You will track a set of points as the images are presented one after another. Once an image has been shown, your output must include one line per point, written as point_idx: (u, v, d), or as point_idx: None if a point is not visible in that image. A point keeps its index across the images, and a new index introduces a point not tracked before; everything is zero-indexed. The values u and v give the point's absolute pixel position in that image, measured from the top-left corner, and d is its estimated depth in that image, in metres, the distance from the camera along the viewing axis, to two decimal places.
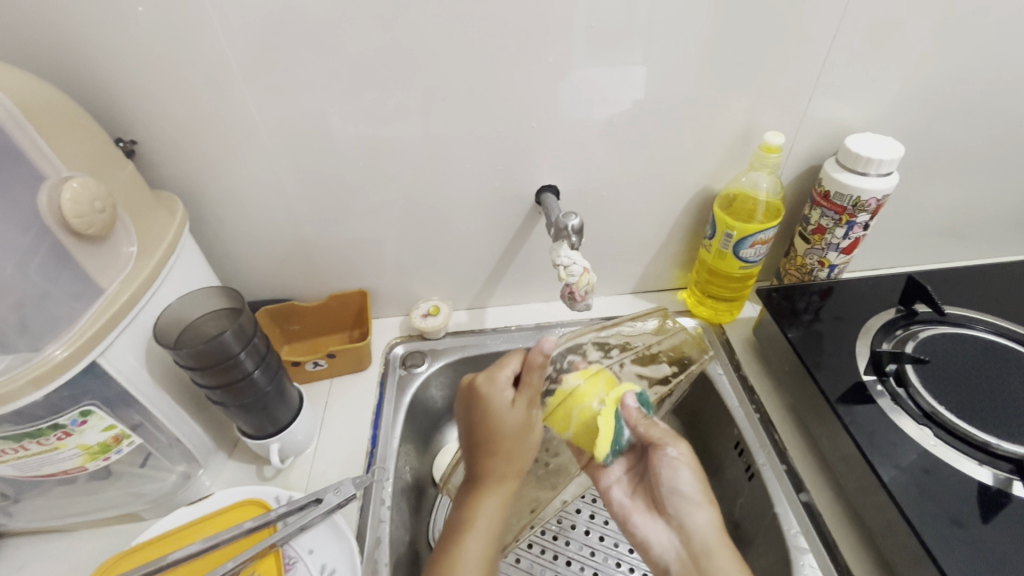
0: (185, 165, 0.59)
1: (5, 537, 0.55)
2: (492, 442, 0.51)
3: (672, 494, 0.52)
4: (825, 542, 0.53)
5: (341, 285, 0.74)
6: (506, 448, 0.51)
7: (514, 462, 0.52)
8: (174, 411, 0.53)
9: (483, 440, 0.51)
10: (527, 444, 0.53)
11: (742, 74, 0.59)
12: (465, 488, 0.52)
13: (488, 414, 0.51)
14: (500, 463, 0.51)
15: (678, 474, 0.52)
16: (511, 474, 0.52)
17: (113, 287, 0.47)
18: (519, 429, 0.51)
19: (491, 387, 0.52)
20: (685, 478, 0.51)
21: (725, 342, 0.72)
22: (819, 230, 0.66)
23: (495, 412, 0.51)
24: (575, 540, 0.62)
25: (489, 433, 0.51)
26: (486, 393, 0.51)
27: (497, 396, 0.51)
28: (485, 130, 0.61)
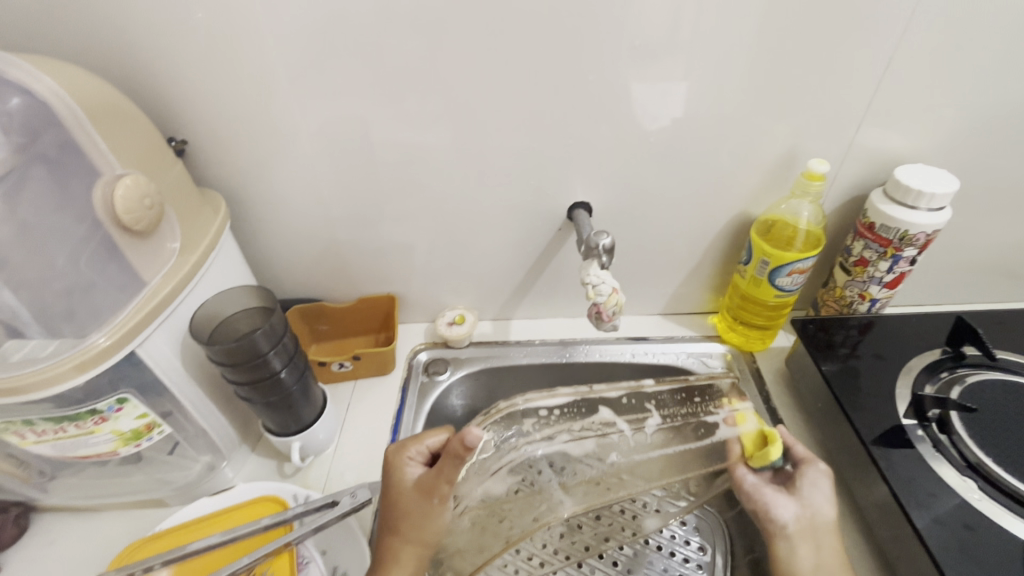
0: (229, 164, 0.61)
1: (40, 511, 0.58)
2: (398, 518, 0.48)
3: (820, 496, 0.49)
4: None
5: (370, 289, 0.75)
6: (410, 529, 0.48)
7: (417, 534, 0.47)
8: (202, 402, 0.54)
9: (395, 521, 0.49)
10: (434, 524, 0.48)
11: (784, 98, 0.58)
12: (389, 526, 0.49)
13: (391, 482, 0.50)
14: (409, 544, 0.48)
15: (820, 491, 0.49)
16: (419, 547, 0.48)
17: (155, 280, 0.48)
18: (417, 494, 0.48)
19: (399, 453, 0.51)
20: (825, 487, 0.49)
21: (755, 371, 0.70)
22: (861, 262, 0.63)
23: (402, 484, 0.50)
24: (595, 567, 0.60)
25: (392, 502, 0.49)
26: (391, 462, 0.51)
27: (408, 470, 0.51)
28: (521, 143, 0.61)
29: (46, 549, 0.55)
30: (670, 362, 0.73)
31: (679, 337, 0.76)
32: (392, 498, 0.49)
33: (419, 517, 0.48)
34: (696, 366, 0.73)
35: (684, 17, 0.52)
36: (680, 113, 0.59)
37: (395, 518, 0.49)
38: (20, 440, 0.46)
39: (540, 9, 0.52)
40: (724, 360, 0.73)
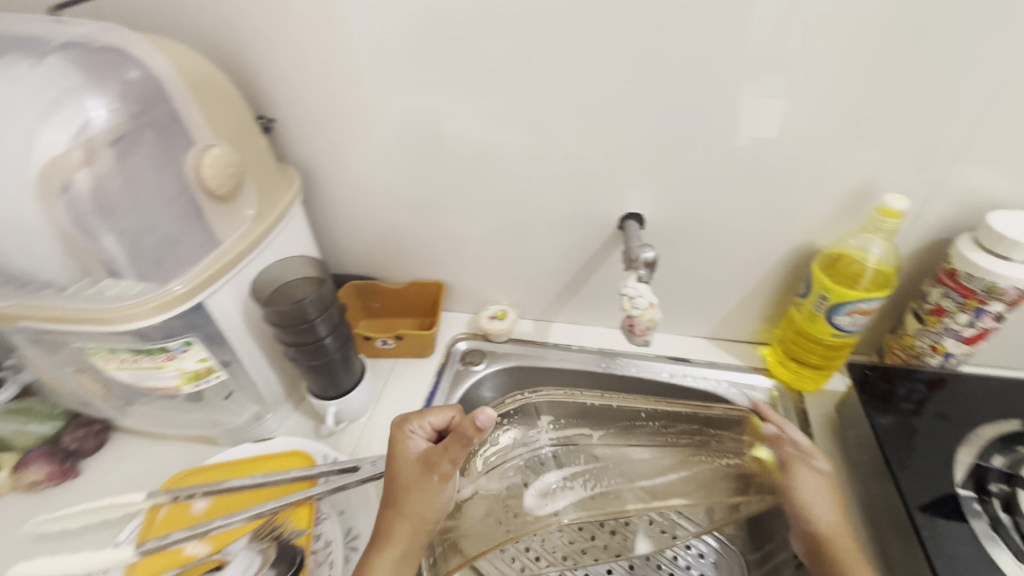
0: (308, 145, 0.66)
1: (116, 430, 0.67)
2: (394, 497, 0.49)
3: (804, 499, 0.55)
4: None
5: (421, 274, 0.79)
6: (407, 510, 0.49)
7: (419, 520, 0.49)
8: (257, 356, 0.60)
9: (397, 503, 0.49)
10: (434, 501, 0.49)
11: (868, 125, 0.54)
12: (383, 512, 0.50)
13: (393, 455, 0.51)
14: (407, 526, 0.49)
15: (809, 481, 0.56)
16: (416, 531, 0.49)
17: (230, 242, 0.53)
18: (417, 481, 0.49)
19: (404, 429, 0.52)
20: (812, 485, 0.56)
21: (800, 413, 0.66)
22: (936, 311, 0.58)
23: (405, 456, 0.50)
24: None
25: (392, 479, 0.50)
26: (397, 436, 0.52)
27: (411, 446, 0.51)
28: (580, 149, 0.61)
29: (116, 463, 0.64)
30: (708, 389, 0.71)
31: (724, 364, 0.74)
32: (390, 472, 0.51)
33: (419, 506, 0.49)
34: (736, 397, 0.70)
35: (762, 32, 0.50)
36: (748, 133, 0.57)
37: (393, 493, 0.50)
38: (105, 365, 0.52)
39: (612, 17, 0.52)
40: (769, 395, 0.70)
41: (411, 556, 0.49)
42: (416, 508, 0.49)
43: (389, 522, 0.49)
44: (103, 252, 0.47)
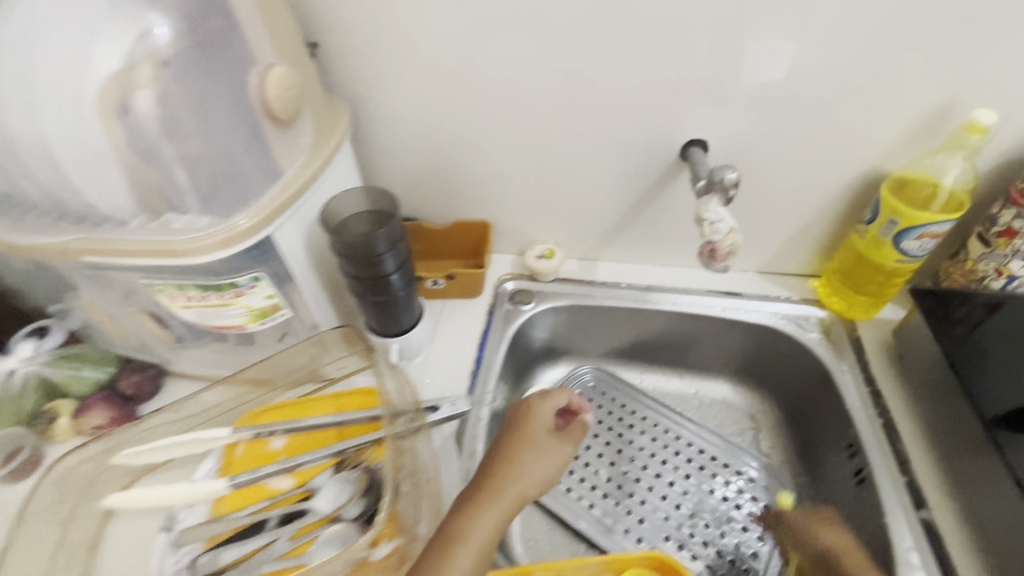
0: (352, 76, 0.63)
1: (168, 376, 0.65)
2: (512, 453, 0.49)
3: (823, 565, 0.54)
4: (930, 537, 0.52)
5: (465, 213, 0.77)
6: (531, 449, 0.50)
7: (515, 453, 0.49)
8: (318, 295, 0.58)
9: (510, 455, 0.49)
10: (528, 451, 0.49)
11: (947, 44, 0.52)
12: (480, 483, 0.47)
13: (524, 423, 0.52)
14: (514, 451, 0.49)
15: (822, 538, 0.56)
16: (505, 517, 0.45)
17: (291, 171, 0.51)
18: (538, 479, 0.49)
19: (540, 411, 0.53)
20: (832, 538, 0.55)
21: (854, 339, 0.68)
22: (1006, 233, 0.56)
23: (530, 416, 0.53)
24: (651, 502, 0.68)
25: (504, 450, 0.49)
26: (534, 413, 0.53)
27: (542, 413, 0.53)
28: (643, 75, 0.59)
29: None
30: (760, 320, 0.71)
31: (774, 296, 0.73)
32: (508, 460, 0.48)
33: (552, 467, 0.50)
34: (789, 328, 0.70)
35: None
36: (821, 53, 0.54)
37: (512, 444, 0.50)
38: (171, 302, 0.50)
39: None
40: (822, 325, 0.70)
41: (519, 456, 0.49)
42: (541, 469, 0.49)
43: (496, 479, 0.46)
44: (167, 181, 0.44)
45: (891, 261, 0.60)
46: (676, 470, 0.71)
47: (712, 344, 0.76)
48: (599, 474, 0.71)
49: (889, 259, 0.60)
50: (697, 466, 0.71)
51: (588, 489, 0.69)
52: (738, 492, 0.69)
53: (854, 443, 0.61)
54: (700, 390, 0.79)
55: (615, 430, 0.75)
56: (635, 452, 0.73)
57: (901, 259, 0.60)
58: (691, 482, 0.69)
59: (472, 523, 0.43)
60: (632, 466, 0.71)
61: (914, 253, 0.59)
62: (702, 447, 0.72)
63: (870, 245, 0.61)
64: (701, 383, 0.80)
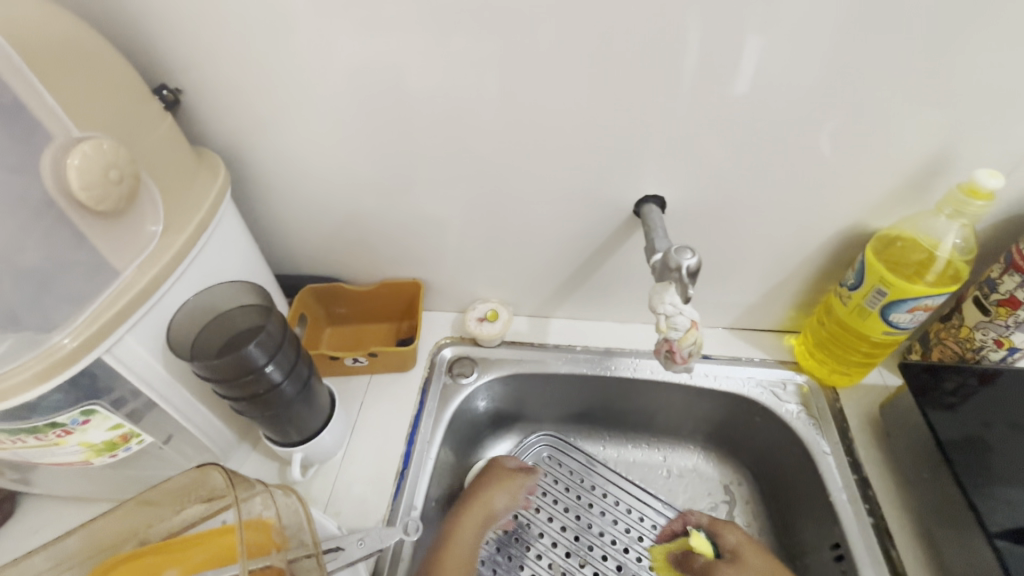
0: (235, 124, 0.52)
1: (24, 497, 0.54)
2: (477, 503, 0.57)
3: None
4: None
5: (393, 270, 0.66)
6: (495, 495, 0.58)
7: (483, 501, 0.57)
8: (190, 406, 0.47)
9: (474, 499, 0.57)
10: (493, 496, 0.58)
11: (936, 87, 0.44)
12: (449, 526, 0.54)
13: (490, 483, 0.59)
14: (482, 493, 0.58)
15: None
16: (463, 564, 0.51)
17: (129, 270, 0.40)
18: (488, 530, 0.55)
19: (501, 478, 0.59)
20: None
21: (837, 412, 0.59)
22: (1008, 303, 0.48)
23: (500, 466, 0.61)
24: None
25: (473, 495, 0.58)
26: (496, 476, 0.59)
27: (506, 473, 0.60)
28: (583, 120, 0.49)
29: (30, 539, 0.51)
30: (732, 389, 0.63)
31: (746, 358, 0.65)
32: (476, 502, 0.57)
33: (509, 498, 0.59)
34: (764, 397, 0.62)
35: None
36: (789, 99, 0.46)
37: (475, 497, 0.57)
38: None
39: None
40: (800, 393, 0.62)
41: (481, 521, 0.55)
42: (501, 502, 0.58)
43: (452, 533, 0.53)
44: None
45: (875, 334, 0.53)
46: (640, 562, 0.62)
47: (678, 410, 0.68)
48: (554, 569, 0.61)
49: (873, 331, 0.53)
50: None
51: None
52: None
53: (841, 544, 0.52)
54: (668, 458, 0.70)
55: (573, 511, 0.65)
56: (595, 538, 0.63)
57: (887, 333, 0.52)
58: None
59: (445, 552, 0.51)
60: (590, 558, 0.62)
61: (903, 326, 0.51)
62: None
63: (853, 314, 0.54)
64: (670, 450, 0.71)
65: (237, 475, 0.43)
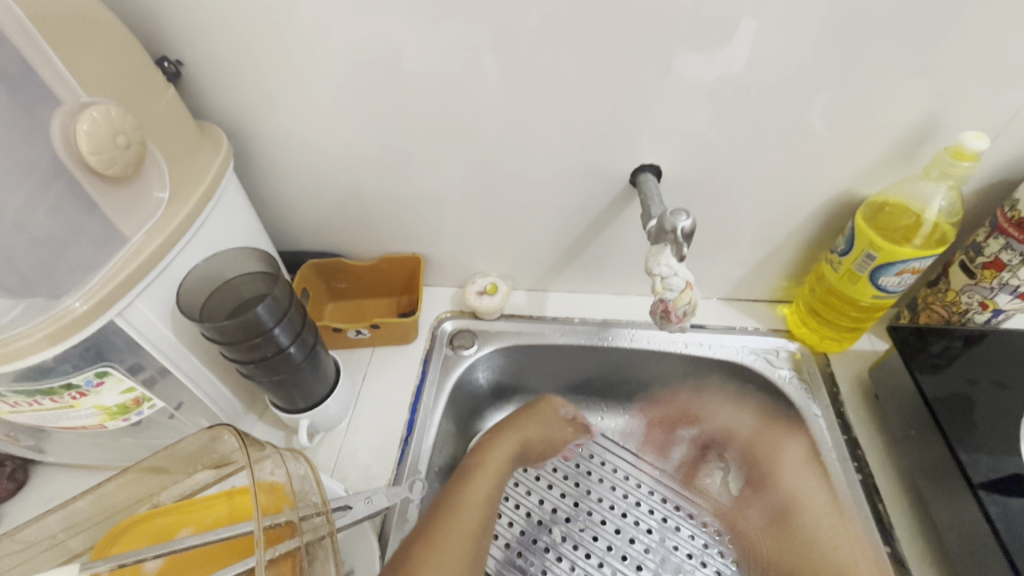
0: (235, 98, 0.52)
1: (36, 467, 0.55)
2: (482, 460, 0.57)
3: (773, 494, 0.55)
4: None
5: (393, 246, 0.67)
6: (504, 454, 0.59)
7: (494, 459, 0.57)
8: (199, 372, 0.48)
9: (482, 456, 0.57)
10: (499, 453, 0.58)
11: (927, 54, 0.44)
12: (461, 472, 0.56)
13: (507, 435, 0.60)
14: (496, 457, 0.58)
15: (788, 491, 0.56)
16: (479, 511, 0.52)
17: (137, 236, 0.40)
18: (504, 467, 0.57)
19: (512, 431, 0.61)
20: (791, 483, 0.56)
21: (828, 376, 0.61)
22: (993, 265, 0.50)
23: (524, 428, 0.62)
24: (608, 563, 0.61)
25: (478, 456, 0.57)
26: (505, 435, 0.60)
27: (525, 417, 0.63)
28: (581, 92, 0.50)
29: (45, 506, 0.53)
30: (727, 357, 0.65)
31: (740, 327, 0.66)
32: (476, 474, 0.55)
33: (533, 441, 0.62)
34: (757, 364, 0.64)
35: None
36: (783, 67, 0.46)
37: (470, 471, 0.55)
38: None
39: None
40: (792, 360, 0.63)
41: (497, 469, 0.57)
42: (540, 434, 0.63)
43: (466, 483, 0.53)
44: None
45: (865, 297, 0.54)
46: (638, 525, 0.64)
47: (673, 380, 0.69)
48: (555, 533, 0.63)
49: (863, 294, 0.54)
50: (660, 518, 0.65)
51: (540, 551, 0.62)
52: (703, 546, 0.63)
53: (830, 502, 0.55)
54: (665, 427, 0.72)
55: (573, 478, 0.67)
56: (594, 504, 0.65)
57: (877, 296, 0.54)
58: (654, 538, 0.63)
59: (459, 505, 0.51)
60: (589, 521, 0.64)
61: (893, 289, 0.52)
62: (667, 496, 0.66)
63: (843, 278, 0.55)
64: (666, 420, 0.72)
65: (250, 438, 0.44)
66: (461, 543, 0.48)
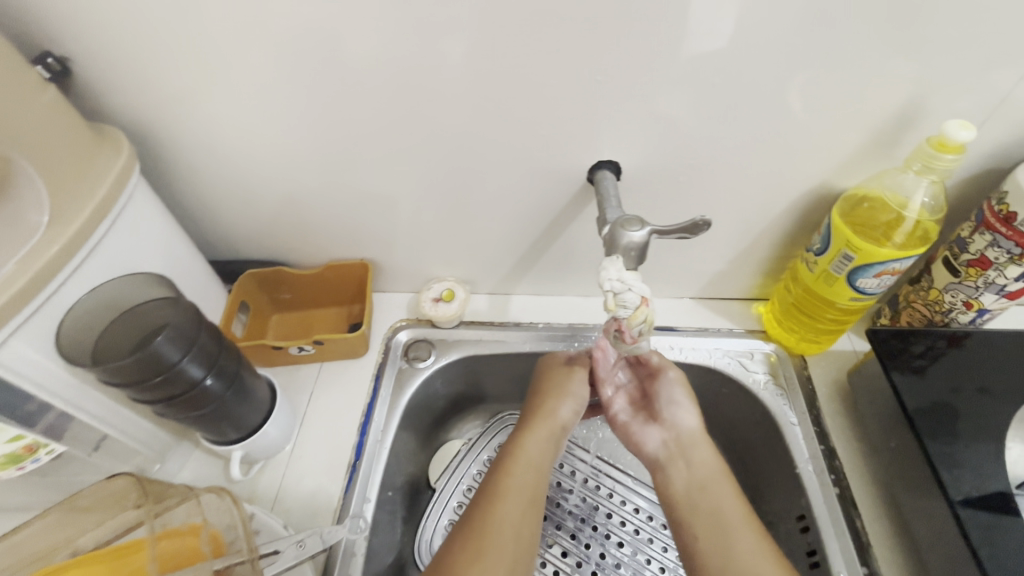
0: (140, 97, 0.46)
1: None
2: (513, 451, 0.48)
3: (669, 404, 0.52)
4: None
5: (340, 252, 0.62)
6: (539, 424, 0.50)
7: (532, 439, 0.49)
8: (106, 408, 0.44)
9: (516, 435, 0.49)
10: (534, 433, 0.49)
11: (908, 33, 0.40)
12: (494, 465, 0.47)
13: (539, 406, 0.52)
14: (530, 437, 0.49)
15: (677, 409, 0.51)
16: (527, 502, 0.44)
17: (9, 265, 0.35)
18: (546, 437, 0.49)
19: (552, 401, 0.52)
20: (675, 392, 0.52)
21: (805, 380, 0.58)
22: (978, 263, 0.46)
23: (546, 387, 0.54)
24: None
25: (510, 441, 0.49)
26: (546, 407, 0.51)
27: (558, 371, 0.54)
28: (526, 83, 0.44)
29: None
30: (699, 361, 0.61)
31: (713, 329, 0.63)
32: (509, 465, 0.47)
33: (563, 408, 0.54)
34: (730, 368, 0.60)
35: None
36: (749, 51, 0.41)
37: (504, 461, 0.47)
38: None
39: None
40: (768, 363, 0.60)
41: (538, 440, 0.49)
42: (567, 409, 0.52)
43: (505, 472, 0.46)
44: None
45: (842, 299, 0.51)
46: (608, 538, 0.60)
47: None
48: None
49: (841, 295, 0.50)
50: (632, 530, 0.61)
51: None
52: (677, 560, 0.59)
53: (806, 516, 0.52)
54: None
55: None
56: (563, 517, 0.62)
57: (854, 297, 0.50)
58: (626, 552, 0.60)
59: (498, 498, 0.43)
60: (557, 536, 0.60)
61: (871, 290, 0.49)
62: (640, 507, 0.63)
63: (819, 279, 0.51)
64: None
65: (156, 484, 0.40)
66: (507, 543, 0.40)
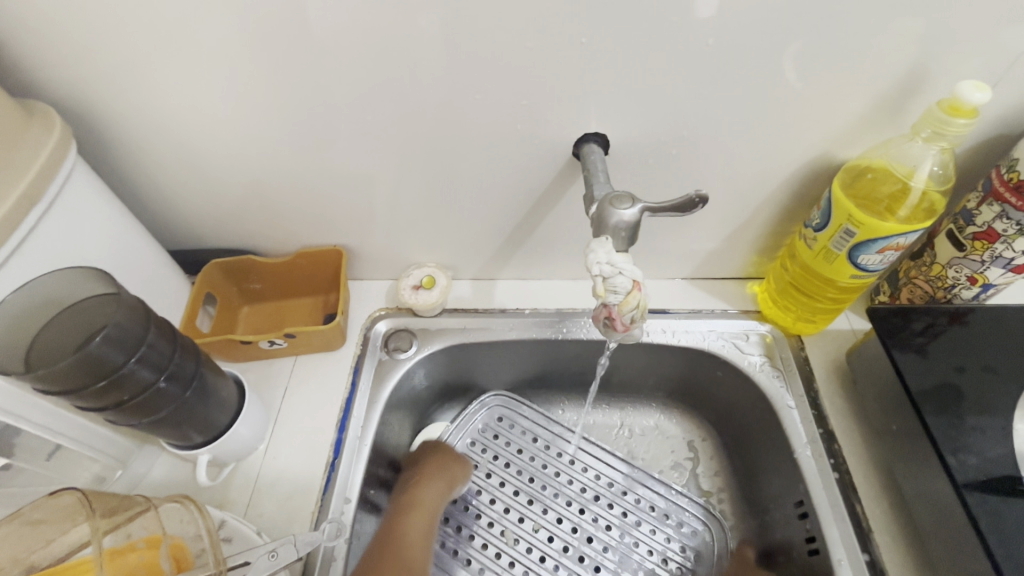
0: (73, 71, 0.41)
1: None
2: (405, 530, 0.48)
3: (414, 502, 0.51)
4: None
5: (311, 238, 0.58)
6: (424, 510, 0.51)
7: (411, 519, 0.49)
8: (51, 414, 0.40)
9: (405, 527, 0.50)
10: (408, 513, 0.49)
11: None
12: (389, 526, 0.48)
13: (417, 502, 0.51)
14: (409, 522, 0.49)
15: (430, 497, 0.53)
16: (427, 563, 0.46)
17: None
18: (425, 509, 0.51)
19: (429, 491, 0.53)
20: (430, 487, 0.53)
21: (802, 361, 0.56)
22: (985, 236, 0.44)
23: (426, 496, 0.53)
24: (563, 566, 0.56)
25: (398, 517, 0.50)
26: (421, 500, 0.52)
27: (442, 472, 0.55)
28: (503, 50, 0.41)
29: None
30: (692, 344, 0.58)
31: (706, 310, 0.60)
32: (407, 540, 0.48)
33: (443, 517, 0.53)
34: (724, 350, 0.58)
35: None
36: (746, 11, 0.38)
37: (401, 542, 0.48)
38: None
39: None
40: (763, 345, 0.57)
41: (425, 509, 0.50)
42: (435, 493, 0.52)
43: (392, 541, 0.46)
44: None
45: (842, 277, 0.48)
46: (596, 522, 0.58)
47: (635, 370, 0.63)
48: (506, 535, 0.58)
49: (842, 272, 0.47)
50: (620, 513, 0.59)
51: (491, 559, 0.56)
52: (665, 542, 0.58)
53: (804, 502, 0.50)
54: (628, 418, 0.66)
55: (527, 473, 0.61)
56: (550, 500, 0.60)
57: (855, 274, 0.47)
58: (614, 535, 0.58)
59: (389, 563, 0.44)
60: (543, 520, 0.58)
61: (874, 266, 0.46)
62: (630, 489, 0.61)
63: (818, 256, 0.48)
64: (629, 409, 0.66)
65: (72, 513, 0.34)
66: None
